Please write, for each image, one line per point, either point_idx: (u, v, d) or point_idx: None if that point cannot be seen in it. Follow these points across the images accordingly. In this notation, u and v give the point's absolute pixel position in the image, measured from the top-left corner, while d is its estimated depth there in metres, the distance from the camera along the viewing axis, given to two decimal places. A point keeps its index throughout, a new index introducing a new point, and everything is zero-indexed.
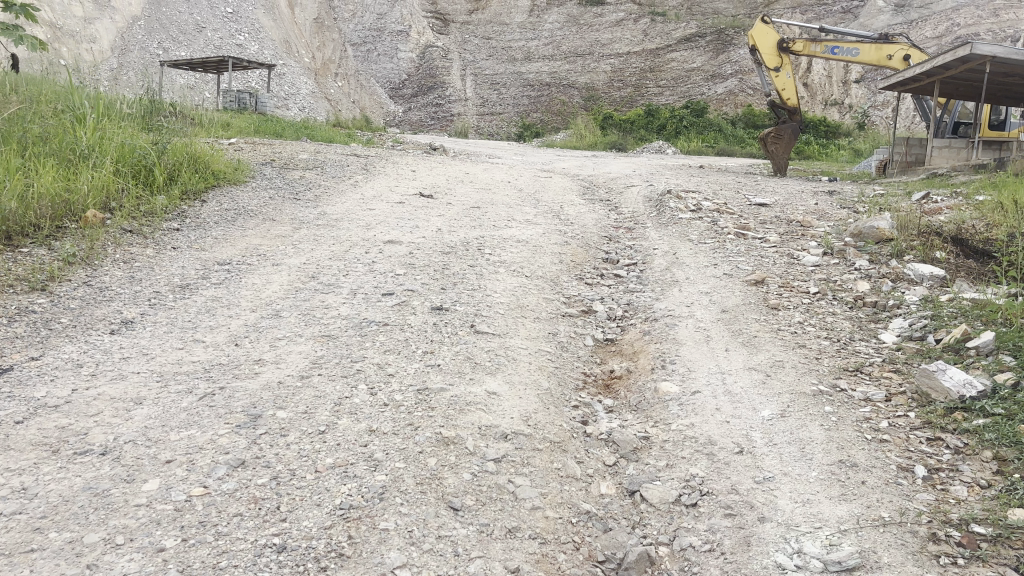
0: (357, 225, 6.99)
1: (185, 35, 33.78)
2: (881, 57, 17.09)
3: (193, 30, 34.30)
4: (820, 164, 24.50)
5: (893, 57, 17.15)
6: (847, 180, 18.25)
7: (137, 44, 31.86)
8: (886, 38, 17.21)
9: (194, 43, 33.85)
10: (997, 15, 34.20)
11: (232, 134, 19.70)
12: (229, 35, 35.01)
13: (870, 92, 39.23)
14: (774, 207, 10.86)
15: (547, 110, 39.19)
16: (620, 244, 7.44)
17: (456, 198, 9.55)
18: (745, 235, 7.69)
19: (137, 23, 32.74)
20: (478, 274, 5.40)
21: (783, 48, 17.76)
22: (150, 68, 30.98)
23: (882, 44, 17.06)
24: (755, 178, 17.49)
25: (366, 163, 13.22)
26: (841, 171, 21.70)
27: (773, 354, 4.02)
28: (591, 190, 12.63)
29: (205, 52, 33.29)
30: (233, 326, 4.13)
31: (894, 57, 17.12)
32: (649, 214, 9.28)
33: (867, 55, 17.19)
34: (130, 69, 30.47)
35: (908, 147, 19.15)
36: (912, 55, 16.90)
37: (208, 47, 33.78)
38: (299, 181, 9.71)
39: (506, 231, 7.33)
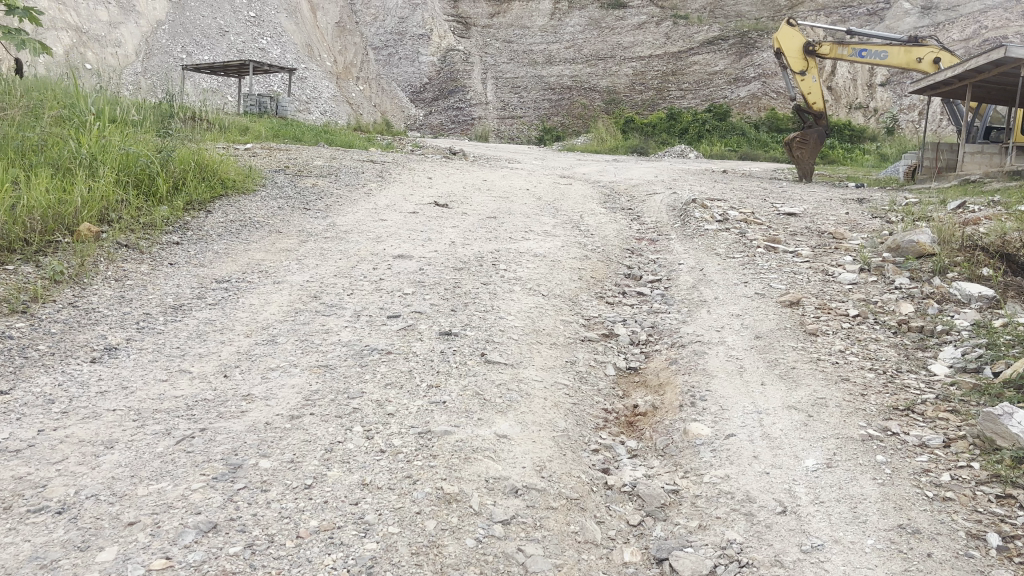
0: (366, 238, 6.68)
1: (207, 40, 33.77)
2: (910, 60, 16.52)
3: (215, 34, 34.31)
4: (847, 170, 23.95)
5: (922, 60, 16.58)
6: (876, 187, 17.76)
7: (159, 49, 31.90)
8: (916, 40, 16.56)
9: (216, 47, 33.84)
10: None
11: (250, 138, 19.54)
12: (250, 39, 34.97)
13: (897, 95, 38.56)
14: (803, 216, 10.45)
15: (568, 114, 38.83)
16: (643, 258, 7.08)
17: (472, 207, 9.23)
18: (775, 249, 7.30)
19: (160, 27, 32.79)
20: (491, 293, 5.06)
21: (809, 52, 17.30)
22: (171, 73, 30.98)
23: (911, 46, 16.49)
24: (780, 184, 17.05)
25: (382, 169, 12.95)
26: (868, 176, 21.17)
27: (815, 389, 3.64)
28: (613, 197, 12.29)
29: (226, 56, 33.26)
30: (223, 354, 3.81)
31: (924, 60, 16.54)
32: (672, 225, 8.90)
33: (895, 58, 16.66)
34: (152, 73, 30.48)
35: (939, 153, 18.61)
36: (942, 58, 16.27)
37: (230, 51, 33.75)
38: (312, 189, 9.45)
39: (523, 244, 6.99)
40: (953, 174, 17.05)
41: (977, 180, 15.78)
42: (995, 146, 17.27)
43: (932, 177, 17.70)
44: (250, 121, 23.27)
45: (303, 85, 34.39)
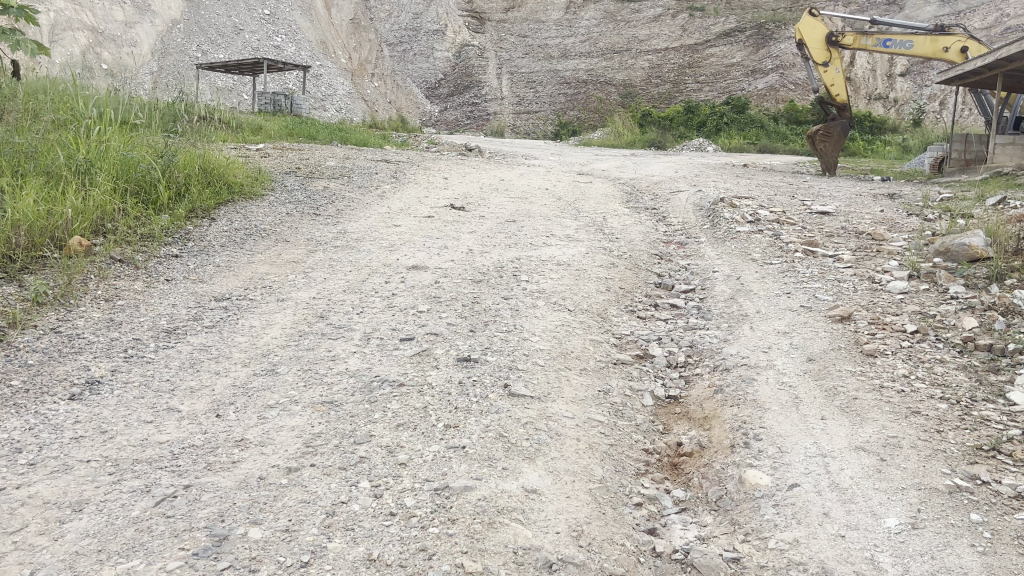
0: (379, 246, 6.28)
1: (223, 38, 33.52)
2: (937, 49, 15.95)
3: (230, 32, 34.08)
4: (872, 162, 23.33)
5: (948, 49, 15.99)
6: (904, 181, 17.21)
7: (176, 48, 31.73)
8: (942, 29, 15.93)
9: (232, 45, 33.59)
10: None
11: (262, 138, 19.24)
12: (265, 37, 34.72)
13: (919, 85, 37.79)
14: (837, 215, 9.96)
15: (584, 108, 38.32)
16: (673, 264, 6.65)
17: (490, 210, 8.82)
18: (814, 254, 6.83)
19: (176, 26, 32.60)
20: (513, 310, 4.65)
21: (832, 42, 16.70)
22: (186, 72, 30.75)
23: (937, 35, 15.92)
24: (804, 178, 16.54)
25: (396, 170, 12.57)
26: (894, 169, 20.57)
27: (883, 425, 3.20)
28: (636, 196, 11.84)
29: (242, 54, 33.02)
30: (218, 388, 3.43)
31: (950, 49, 15.98)
32: (701, 227, 8.48)
33: (921, 47, 16.08)
34: (167, 72, 30.28)
35: (968, 144, 18.01)
36: (969, 47, 15.69)
37: (245, 49, 33.48)
38: (323, 193, 9.09)
39: (545, 250, 6.58)
40: (983, 167, 16.51)
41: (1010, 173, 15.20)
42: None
43: (962, 170, 17.13)
44: (264, 120, 22.96)
45: (318, 82, 34.08)
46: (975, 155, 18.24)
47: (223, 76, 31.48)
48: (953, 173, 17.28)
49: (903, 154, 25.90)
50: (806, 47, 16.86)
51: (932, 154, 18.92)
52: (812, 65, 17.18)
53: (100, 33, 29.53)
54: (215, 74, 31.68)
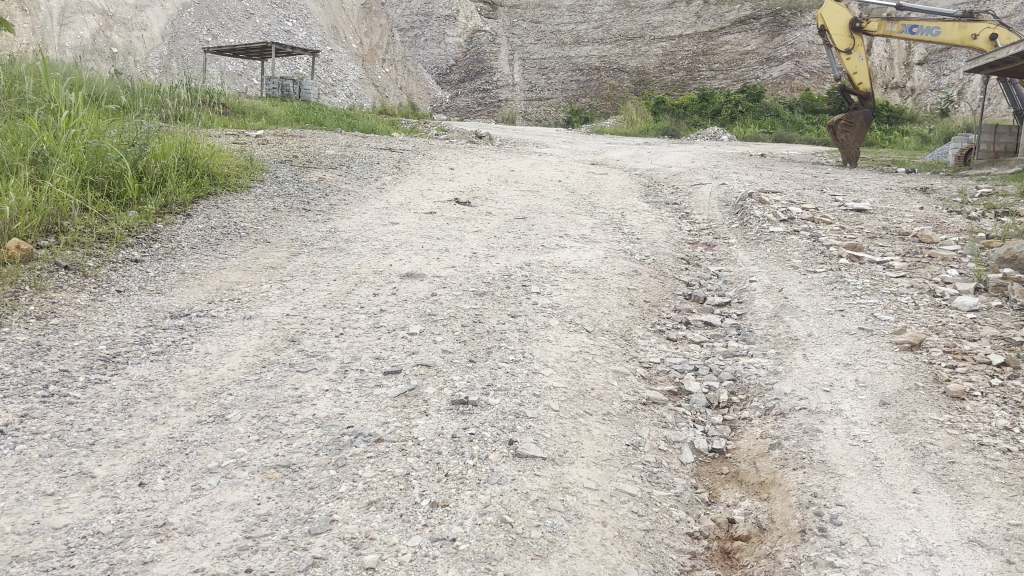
0: (372, 249, 5.58)
1: (233, 22, 32.74)
2: (965, 36, 15.10)
3: (240, 16, 33.31)
4: (893, 153, 22.48)
5: (975, 36, 15.12)
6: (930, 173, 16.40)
7: (186, 32, 31.05)
8: (971, 15, 15.06)
9: (243, 29, 32.79)
10: None
11: (264, 123, 18.50)
12: (276, 21, 33.97)
13: (936, 74, 36.90)
14: (875, 213, 9.18)
15: (597, 95, 37.48)
16: (701, 270, 5.93)
17: (497, 205, 8.10)
18: (860, 261, 6.07)
19: (187, 10, 31.89)
20: (522, 332, 3.94)
21: (855, 28, 15.85)
22: (193, 55, 30.03)
23: (965, 21, 15.06)
24: (822, 169, 15.80)
25: (399, 159, 11.85)
26: (917, 160, 19.74)
27: (999, 507, 2.49)
28: (655, 189, 11.10)
29: (252, 38, 32.27)
30: (149, 443, 2.73)
31: (978, 36, 15.11)
32: (730, 226, 7.78)
33: (948, 34, 15.25)
34: (174, 56, 29.57)
35: (997, 136, 17.19)
36: (998, 34, 14.85)
37: (256, 33, 32.78)
38: (317, 185, 8.38)
39: (559, 254, 5.87)
40: (1014, 160, 15.72)
41: None
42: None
43: (991, 163, 16.32)
44: (269, 105, 22.25)
45: (328, 67, 33.36)
46: (1005, 147, 17.40)
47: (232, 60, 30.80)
48: (982, 166, 16.46)
49: (923, 144, 25.00)
50: (828, 34, 16.03)
51: (956, 145, 18.12)
52: (834, 52, 16.36)
53: (109, 16, 28.92)
54: (224, 58, 30.99)
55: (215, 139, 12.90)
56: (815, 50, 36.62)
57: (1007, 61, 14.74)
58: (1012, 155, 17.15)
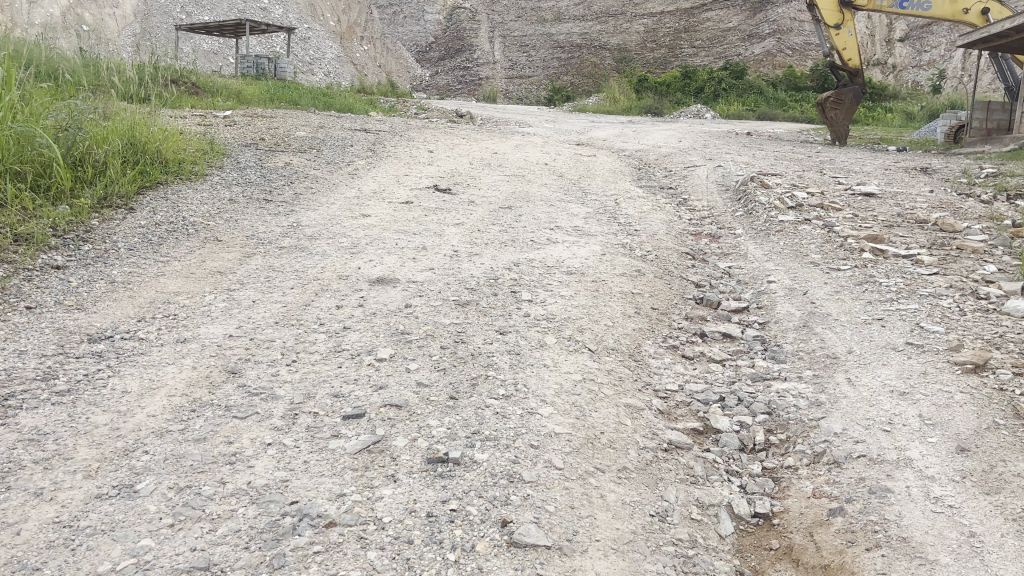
0: (340, 247, 4.91)
1: None
2: (956, 10, 14.71)
3: None
4: (882, 130, 21.94)
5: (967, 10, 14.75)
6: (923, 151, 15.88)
7: (159, 10, 30.19)
8: None
9: (217, 6, 31.83)
10: None
11: (236, 104, 17.70)
12: None
13: (916, 50, 36.57)
14: (884, 197, 8.57)
15: (578, 72, 36.73)
16: (708, 267, 5.31)
17: (481, 193, 7.46)
18: (885, 255, 5.44)
19: None
20: (514, 356, 3.29)
21: (844, 2, 15.15)
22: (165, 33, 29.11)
23: None
24: (812, 147, 15.27)
25: (375, 142, 11.14)
26: (905, 137, 19.23)
27: None
28: (647, 172, 10.47)
29: (226, 15, 31.33)
30: (26, 531, 2.06)
31: (969, 10, 14.73)
32: (733, 214, 7.19)
33: (940, 8, 14.82)
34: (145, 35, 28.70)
35: (989, 112, 16.70)
36: (990, 9, 14.62)
37: (231, 11, 31.77)
38: (283, 171, 7.68)
39: (551, 251, 5.23)
40: (1009, 137, 15.23)
41: None
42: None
43: (985, 141, 15.81)
44: (241, 83, 21.40)
45: (305, 45, 32.41)
46: (998, 124, 16.89)
47: (206, 38, 29.83)
48: (976, 145, 15.96)
49: (911, 121, 24.51)
50: (816, 9, 15.31)
51: (945, 122, 17.62)
52: (822, 28, 15.70)
53: None
54: (198, 37, 30.00)
55: (178, 122, 12.15)
56: (798, 27, 35.98)
57: (999, 36, 14.33)
58: (1006, 132, 16.65)
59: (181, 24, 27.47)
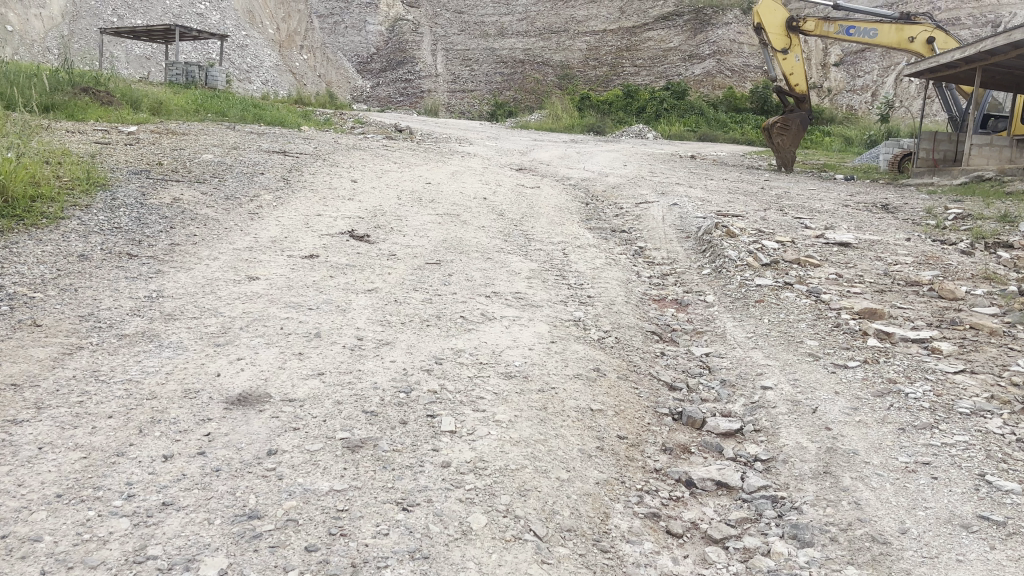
0: (203, 337, 3.70)
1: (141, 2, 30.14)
2: (901, 39, 14.51)
3: None
4: (823, 155, 21.43)
5: (913, 40, 14.48)
6: (872, 181, 15.26)
7: (89, 11, 28.57)
8: (908, 17, 14.45)
9: (152, 10, 30.25)
10: (980, 16, 32.85)
11: (155, 116, 16.30)
12: (188, 3, 31.51)
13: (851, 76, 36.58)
14: (860, 247, 7.66)
15: (521, 88, 35.86)
16: (681, 358, 4.24)
17: (405, 240, 6.30)
18: (891, 340, 4.46)
19: None
20: (419, 564, 2.16)
21: (793, 27, 14.99)
22: (89, 36, 27.39)
23: (902, 23, 14.46)
24: (761, 175, 14.54)
25: (293, 167, 9.92)
26: (851, 164, 18.67)
27: None
28: (596, 208, 9.48)
29: (162, 19, 29.74)
30: None
31: (915, 40, 14.50)
32: (701, 272, 6.20)
33: (885, 37, 14.63)
34: (71, 37, 27.05)
35: (936, 143, 16.19)
36: (936, 38, 14.28)
37: (165, 15, 30.18)
38: (170, 209, 6.43)
39: (486, 335, 4.10)
40: (957, 170, 14.61)
41: (999, 182, 13.40)
42: (1003, 136, 14.89)
43: (934, 172, 15.24)
44: (163, 91, 19.88)
45: (242, 52, 30.82)
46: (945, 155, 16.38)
47: (137, 43, 28.16)
48: (923, 176, 15.30)
49: (848, 147, 24.16)
50: (764, 33, 15.14)
51: (889, 151, 17.13)
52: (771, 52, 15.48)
53: None
54: (128, 40, 28.28)
55: (68, 142, 10.74)
56: (738, 49, 35.81)
57: (948, 66, 13.84)
58: (952, 164, 16.11)
59: (105, 28, 25.81)
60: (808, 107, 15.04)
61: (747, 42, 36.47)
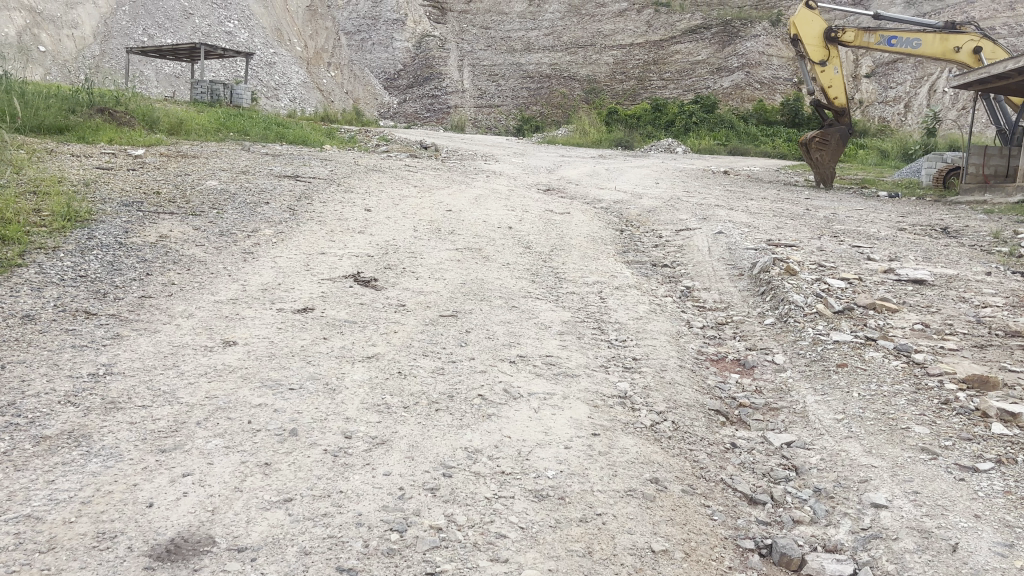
0: (146, 439, 2.87)
1: (171, 22, 29.86)
2: (946, 50, 13.40)
3: (179, 16, 30.39)
4: (861, 170, 20.38)
5: (958, 51, 13.41)
6: (918, 198, 14.24)
7: (120, 31, 28.33)
8: (954, 26, 13.40)
9: (181, 30, 29.93)
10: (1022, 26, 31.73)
11: (174, 137, 15.72)
12: (218, 22, 31.14)
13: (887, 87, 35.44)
14: (937, 285, 6.72)
15: (548, 102, 35.13)
16: (758, 454, 3.36)
17: (419, 285, 5.49)
18: (1022, 424, 3.53)
19: (122, 9, 29.16)
20: None
21: (830, 38, 14.01)
22: (115, 56, 27.09)
23: (947, 32, 13.40)
24: (800, 193, 13.61)
25: (303, 194, 9.18)
26: (891, 178, 17.58)
27: None
28: (633, 238, 8.62)
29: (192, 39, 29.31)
30: None
31: (960, 51, 13.42)
32: (763, 322, 5.31)
33: (928, 47, 13.51)
34: (98, 58, 26.79)
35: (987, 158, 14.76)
36: (984, 48, 13.25)
37: (195, 34, 29.86)
38: (152, 250, 5.67)
39: (509, 426, 3.25)
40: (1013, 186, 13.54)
41: None
42: None
43: (986, 188, 14.17)
44: (185, 109, 19.33)
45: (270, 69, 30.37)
46: (995, 171, 14.73)
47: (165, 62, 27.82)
48: (973, 193, 14.17)
49: (885, 160, 23.09)
50: (801, 45, 14.10)
51: (931, 165, 16.01)
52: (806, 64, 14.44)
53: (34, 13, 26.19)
54: (157, 59, 27.94)
55: (69, 168, 10.10)
56: (768, 61, 34.87)
57: (998, 77, 12.73)
58: (1005, 181, 14.62)
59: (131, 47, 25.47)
60: (847, 121, 14.02)
61: (777, 54, 35.44)
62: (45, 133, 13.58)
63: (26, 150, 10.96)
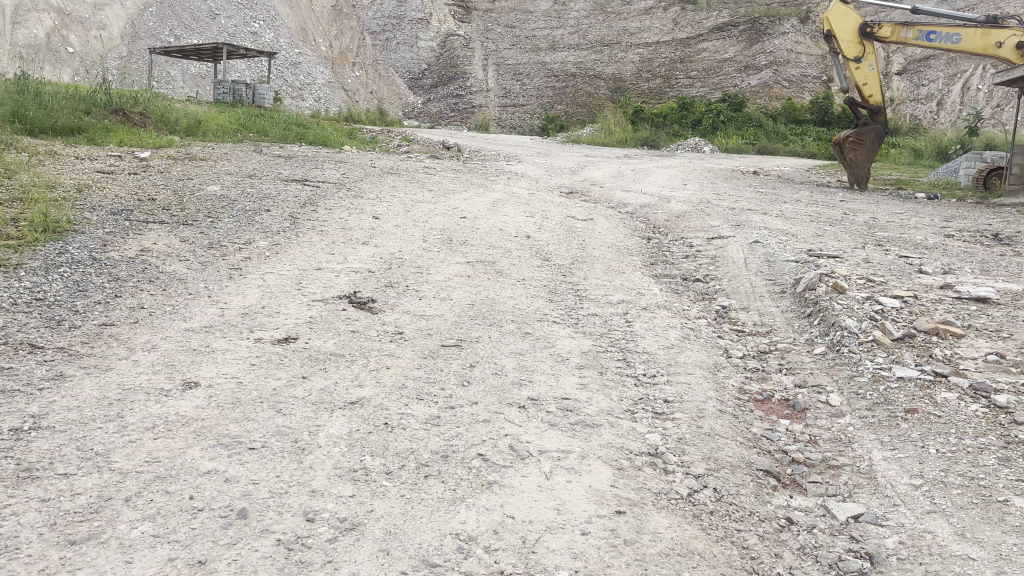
0: (55, 525, 2.29)
1: (197, 23, 29.35)
2: (988, 45, 12.29)
3: (205, 16, 29.83)
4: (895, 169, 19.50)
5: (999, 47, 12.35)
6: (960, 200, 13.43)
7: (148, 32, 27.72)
8: (995, 21, 12.37)
9: (208, 30, 29.39)
10: None
11: (190, 138, 15.25)
12: (244, 22, 30.62)
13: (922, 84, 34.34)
14: (1003, 304, 6.00)
15: (573, 101, 34.44)
16: (821, 533, 2.73)
17: (422, 306, 4.89)
18: None
19: (148, 10, 28.74)
20: None
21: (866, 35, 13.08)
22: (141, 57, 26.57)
23: (988, 27, 12.34)
24: (835, 195, 12.86)
25: (311, 201, 8.61)
26: (928, 179, 16.68)
27: None
28: (662, 247, 7.96)
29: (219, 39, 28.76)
30: None
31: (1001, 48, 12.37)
32: (810, 352, 4.65)
33: (968, 43, 12.38)
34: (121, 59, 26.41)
35: None
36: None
37: (221, 35, 29.37)
38: (126, 266, 5.11)
39: (513, 500, 2.63)
40: None
41: None
42: None
43: None
44: (204, 109, 18.94)
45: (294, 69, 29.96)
46: None
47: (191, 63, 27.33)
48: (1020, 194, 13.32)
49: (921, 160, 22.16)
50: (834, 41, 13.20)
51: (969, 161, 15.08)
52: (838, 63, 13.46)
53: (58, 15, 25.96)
54: (184, 61, 27.47)
55: (68, 172, 9.61)
56: (798, 59, 33.95)
57: None
58: None
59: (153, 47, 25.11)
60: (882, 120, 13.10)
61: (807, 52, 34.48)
62: (54, 135, 13.11)
63: (28, 153, 10.51)
